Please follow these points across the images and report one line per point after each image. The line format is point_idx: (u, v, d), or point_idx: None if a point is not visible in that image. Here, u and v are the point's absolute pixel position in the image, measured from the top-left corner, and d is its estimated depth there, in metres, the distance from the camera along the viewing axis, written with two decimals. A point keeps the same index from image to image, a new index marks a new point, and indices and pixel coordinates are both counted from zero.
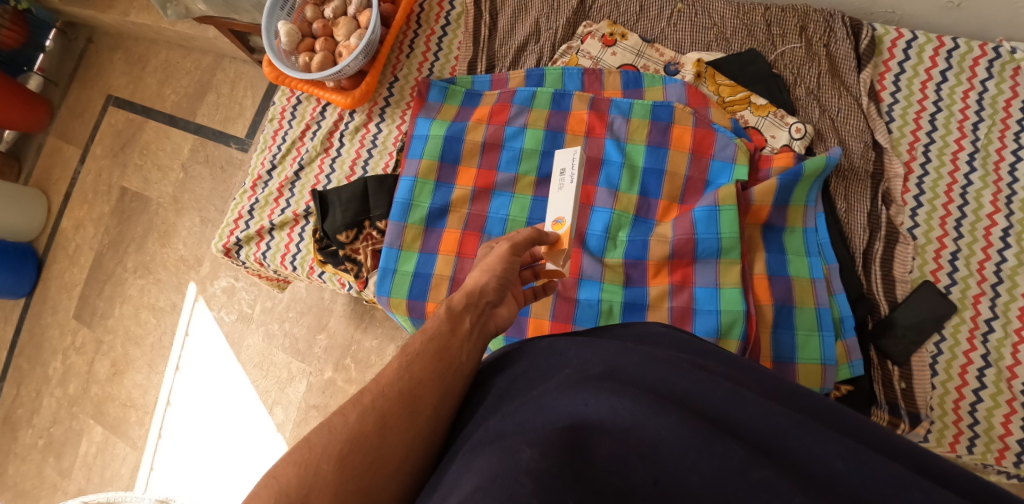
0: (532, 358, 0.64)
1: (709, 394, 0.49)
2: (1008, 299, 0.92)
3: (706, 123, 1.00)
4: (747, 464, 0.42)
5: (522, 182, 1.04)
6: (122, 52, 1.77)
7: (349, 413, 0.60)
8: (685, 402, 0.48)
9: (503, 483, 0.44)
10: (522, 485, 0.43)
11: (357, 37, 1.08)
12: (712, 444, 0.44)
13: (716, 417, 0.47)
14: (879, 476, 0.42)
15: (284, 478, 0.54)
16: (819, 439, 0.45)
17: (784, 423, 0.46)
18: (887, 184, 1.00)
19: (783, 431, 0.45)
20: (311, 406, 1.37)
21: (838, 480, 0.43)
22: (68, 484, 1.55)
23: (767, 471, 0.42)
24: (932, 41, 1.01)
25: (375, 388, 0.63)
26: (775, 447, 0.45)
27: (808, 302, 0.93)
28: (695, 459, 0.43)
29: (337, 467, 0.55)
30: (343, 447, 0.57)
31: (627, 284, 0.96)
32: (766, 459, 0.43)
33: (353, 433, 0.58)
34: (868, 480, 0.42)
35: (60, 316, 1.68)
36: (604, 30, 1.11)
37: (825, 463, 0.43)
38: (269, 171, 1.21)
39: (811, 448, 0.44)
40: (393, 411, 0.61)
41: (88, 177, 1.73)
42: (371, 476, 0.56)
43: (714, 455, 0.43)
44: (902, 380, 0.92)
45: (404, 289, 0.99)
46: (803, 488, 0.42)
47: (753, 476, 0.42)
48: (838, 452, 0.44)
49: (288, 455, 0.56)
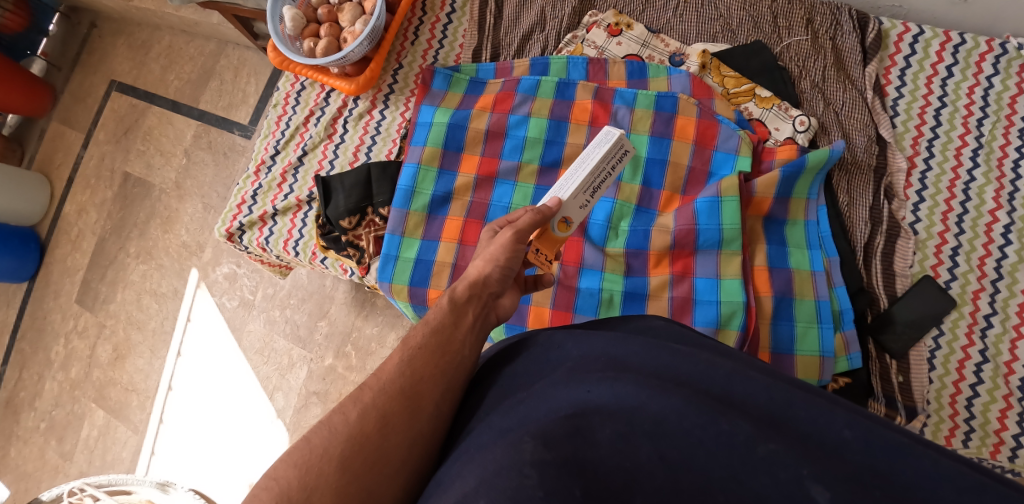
0: (533, 351, 0.64)
1: (713, 375, 0.49)
2: (1008, 295, 0.92)
3: (710, 114, 1.00)
4: (754, 439, 0.43)
5: (524, 171, 1.04)
6: (125, 37, 1.77)
7: (349, 411, 0.60)
8: (689, 383, 0.49)
9: (509, 475, 0.44)
10: (528, 476, 0.44)
11: (362, 23, 1.08)
12: (718, 421, 0.45)
13: (720, 395, 0.48)
14: (886, 444, 0.44)
15: (284, 480, 0.55)
16: (825, 411, 0.46)
17: (789, 397, 0.47)
18: (890, 177, 1.01)
19: (789, 404, 0.47)
20: (311, 393, 1.38)
21: (846, 448, 0.44)
22: (70, 467, 1.56)
23: (774, 445, 0.43)
24: (939, 36, 1.01)
25: (376, 385, 0.63)
26: (783, 420, 0.46)
27: (808, 294, 0.93)
28: (702, 436, 0.44)
29: (339, 470, 0.56)
30: (342, 447, 0.57)
31: (628, 274, 0.97)
32: (774, 433, 0.44)
33: (353, 433, 0.58)
34: (874, 447, 0.44)
35: (63, 301, 1.68)
36: (609, 19, 1.11)
37: (832, 431, 0.45)
38: (272, 156, 1.21)
39: (819, 419, 0.46)
40: (395, 410, 0.61)
41: (91, 161, 1.73)
42: (373, 477, 0.57)
43: (721, 432, 0.44)
44: (899, 373, 0.93)
45: (406, 275, 0.99)
46: (810, 458, 0.43)
47: (761, 450, 0.43)
48: (845, 421, 0.46)
49: (288, 457, 0.57)
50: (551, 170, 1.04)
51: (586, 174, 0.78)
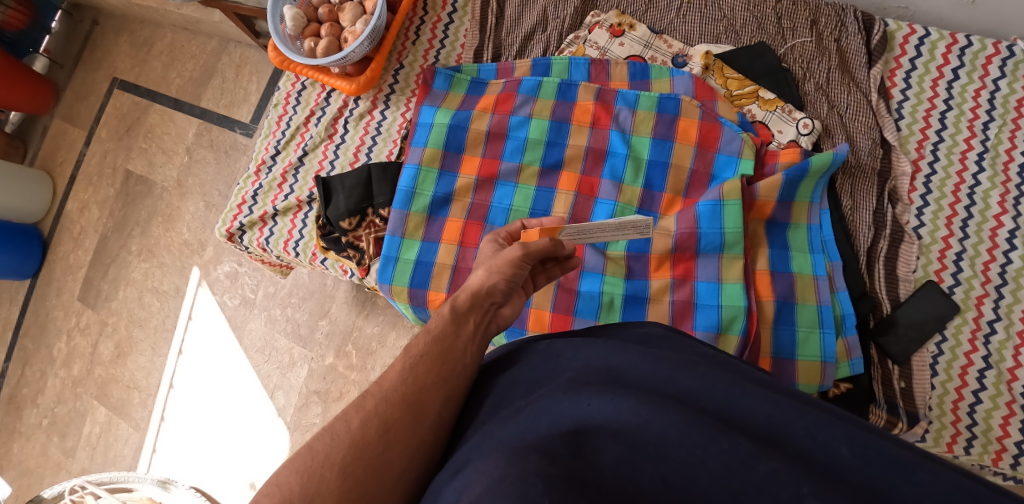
0: (533, 360, 0.63)
1: (713, 390, 0.49)
2: (1011, 301, 0.91)
3: (713, 116, 0.99)
4: (754, 457, 0.43)
5: (525, 172, 1.03)
6: (126, 34, 1.77)
7: (351, 418, 0.60)
8: (690, 400, 0.49)
9: (514, 483, 0.43)
10: (533, 485, 0.43)
11: (363, 23, 1.07)
12: (719, 439, 0.44)
13: (720, 413, 0.47)
14: (885, 459, 0.43)
15: (286, 487, 0.55)
16: (824, 427, 0.46)
17: (788, 411, 0.47)
18: (894, 181, 0.99)
19: (787, 420, 0.46)
20: (312, 392, 1.38)
21: (845, 465, 0.44)
22: (72, 464, 1.57)
23: (774, 463, 0.43)
24: (945, 38, 1.00)
25: (378, 393, 0.62)
26: (782, 439, 0.46)
27: (810, 299, 0.92)
28: (703, 455, 0.44)
29: (340, 476, 0.56)
30: (344, 455, 0.57)
31: (628, 277, 0.96)
32: (774, 451, 0.44)
33: (355, 440, 0.58)
34: (874, 466, 0.43)
35: (65, 298, 1.69)
36: (612, 20, 1.10)
37: (832, 450, 0.45)
38: (273, 156, 1.21)
39: (817, 436, 0.45)
40: (396, 417, 0.60)
41: (93, 159, 1.73)
42: (374, 484, 0.56)
43: (721, 451, 0.44)
44: (902, 380, 0.92)
45: (406, 277, 0.99)
46: (811, 476, 0.42)
47: (761, 468, 0.43)
48: (844, 438, 0.45)
49: (292, 463, 0.56)
50: (552, 172, 1.03)
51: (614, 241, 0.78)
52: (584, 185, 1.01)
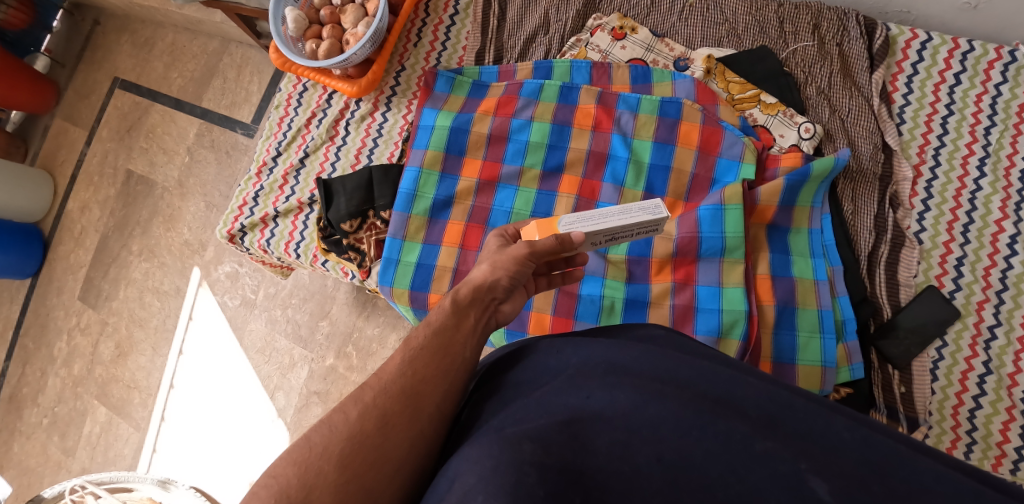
0: (532, 358, 0.63)
1: (715, 379, 0.50)
2: (1012, 306, 0.91)
3: (714, 120, 0.99)
4: (751, 438, 0.44)
5: (527, 176, 1.03)
6: (128, 34, 1.77)
7: (350, 410, 0.59)
8: (689, 385, 0.49)
9: (509, 471, 0.44)
10: (527, 474, 0.44)
11: (364, 25, 1.07)
12: (716, 422, 0.45)
13: (719, 397, 0.48)
14: (884, 447, 0.45)
15: (283, 479, 0.55)
16: (824, 416, 0.47)
17: (788, 401, 0.48)
18: (895, 186, 0.99)
19: (789, 407, 0.48)
20: (312, 392, 1.38)
21: (845, 445, 0.45)
22: (72, 463, 1.57)
23: (771, 443, 0.44)
24: (947, 42, 1.00)
25: (377, 384, 0.62)
26: (782, 421, 0.46)
27: (811, 303, 0.92)
28: (700, 436, 0.44)
29: (338, 468, 0.55)
30: (342, 446, 0.56)
31: (629, 281, 0.96)
32: (771, 432, 0.45)
33: (354, 432, 0.58)
34: (873, 449, 0.44)
35: (65, 298, 1.69)
36: (614, 22, 1.10)
37: (833, 434, 0.46)
38: (274, 158, 1.21)
39: (817, 421, 0.47)
40: (395, 409, 0.60)
41: (94, 159, 1.73)
42: (372, 477, 0.56)
43: (718, 432, 0.44)
44: (902, 384, 0.92)
45: (406, 279, 0.99)
46: (808, 455, 0.43)
47: (757, 447, 0.43)
48: (845, 425, 0.46)
49: (288, 455, 0.56)
50: (553, 175, 1.03)
51: (624, 226, 0.70)
52: (585, 189, 1.01)
